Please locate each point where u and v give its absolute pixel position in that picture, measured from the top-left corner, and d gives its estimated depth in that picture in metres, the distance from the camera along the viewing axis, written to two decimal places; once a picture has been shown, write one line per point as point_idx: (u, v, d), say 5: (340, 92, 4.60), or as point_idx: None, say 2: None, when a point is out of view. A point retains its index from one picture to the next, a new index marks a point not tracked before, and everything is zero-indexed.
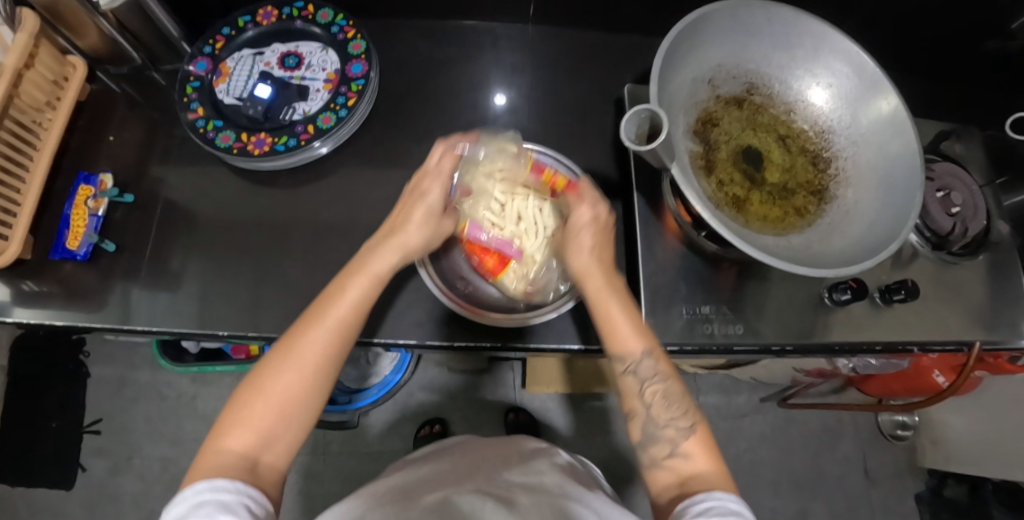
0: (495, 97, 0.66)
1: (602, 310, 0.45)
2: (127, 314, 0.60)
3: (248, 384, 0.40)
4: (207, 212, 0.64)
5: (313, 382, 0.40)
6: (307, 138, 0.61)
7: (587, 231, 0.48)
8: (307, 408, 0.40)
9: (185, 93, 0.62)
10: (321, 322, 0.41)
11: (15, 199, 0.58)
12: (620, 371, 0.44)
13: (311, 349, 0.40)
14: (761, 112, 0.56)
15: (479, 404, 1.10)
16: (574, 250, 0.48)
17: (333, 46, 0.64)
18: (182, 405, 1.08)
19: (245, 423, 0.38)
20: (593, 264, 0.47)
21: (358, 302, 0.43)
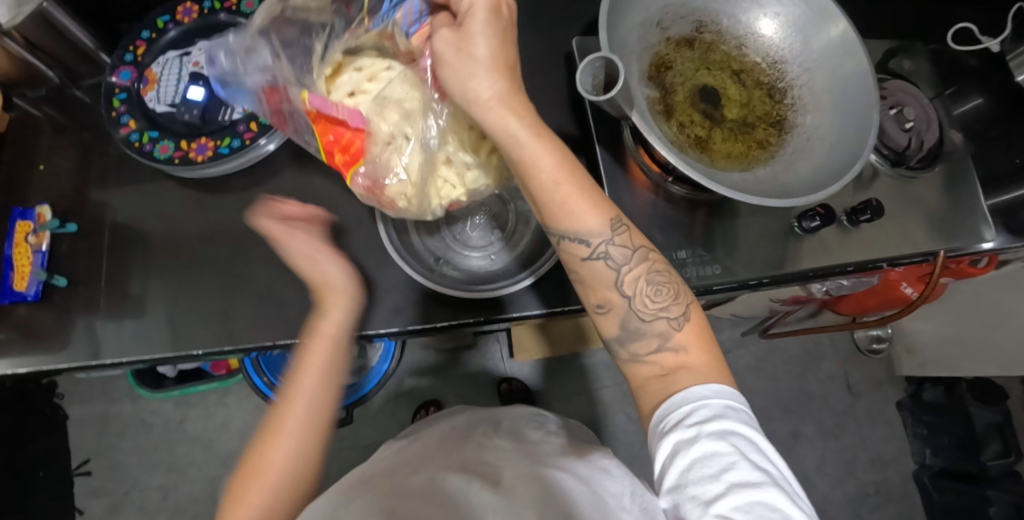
0: None
1: (540, 175, 0.38)
2: (95, 349, 0.57)
3: (245, 466, 0.42)
4: (160, 230, 0.61)
5: (297, 450, 0.42)
6: (251, 137, 0.58)
7: (486, 35, 0.36)
8: (297, 481, 0.42)
9: (113, 106, 0.58)
10: (296, 396, 0.44)
11: None
12: (587, 255, 0.40)
13: (294, 422, 0.43)
14: (712, 49, 0.56)
15: (471, 381, 1.10)
16: (470, 73, 0.37)
17: None
18: (171, 431, 1.05)
19: (243, 501, 0.40)
20: (499, 91, 0.37)
21: (321, 369, 0.45)
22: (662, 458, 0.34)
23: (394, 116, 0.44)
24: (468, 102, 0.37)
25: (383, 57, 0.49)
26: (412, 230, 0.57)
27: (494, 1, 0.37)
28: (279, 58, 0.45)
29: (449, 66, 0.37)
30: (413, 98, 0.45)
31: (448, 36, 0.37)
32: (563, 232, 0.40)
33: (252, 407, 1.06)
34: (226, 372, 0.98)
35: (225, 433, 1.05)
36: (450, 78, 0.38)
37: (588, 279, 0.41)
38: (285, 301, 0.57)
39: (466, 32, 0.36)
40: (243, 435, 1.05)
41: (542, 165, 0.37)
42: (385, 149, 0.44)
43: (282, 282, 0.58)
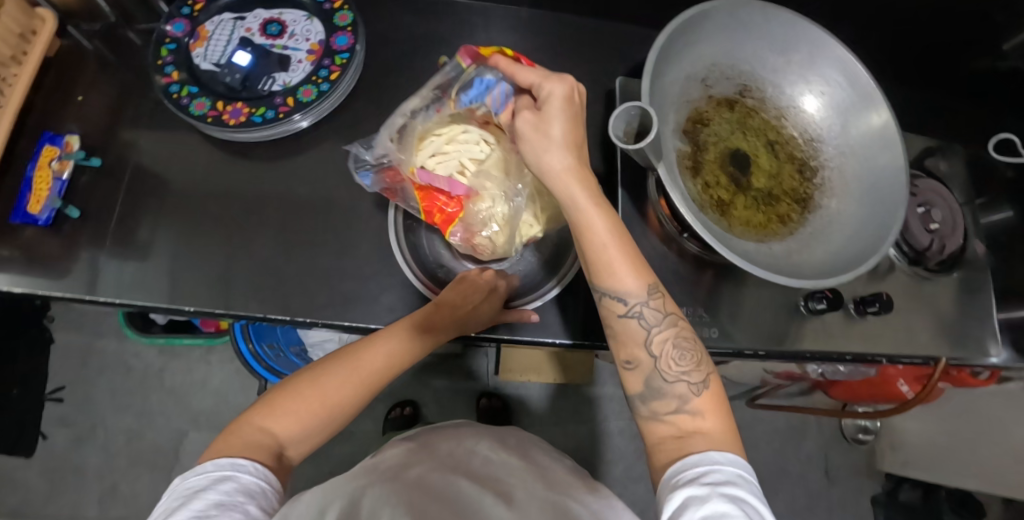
0: None
1: (591, 238, 0.40)
2: (92, 284, 0.57)
3: (304, 381, 0.45)
4: (181, 183, 0.61)
5: (352, 396, 0.46)
6: (286, 111, 0.58)
7: (562, 117, 0.40)
8: (334, 419, 0.45)
9: (161, 55, 0.59)
10: (377, 348, 0.48)
11: None
12: (622, 312, 0.40)
13: (363, 370, 0.46)
14: (752, 115, 0.56)
15: (450, 390, 1.09)
16: (545, 148, 0.40)
17: (319, 16, 0.61)
18: (149, 377, 1.06)
19: (288, 413, 0.43)
20: (569, 166, 0.40)
21: (401, 350, 0.49)
22: (672, 511, 0.32)
23: (485, 179, 0.50)
24: (541, 174, 0.41)
25: (458, 121, 0.53)
26: (422, 233, 0.58)
27: (569, 91, 0.40)
28: (392, 142, 0.52)
29: (527, 142, 0.40)
30: (498, 163, 0.51)
31: (530, 121, 0.40)
32: (602, 288, 0.40)
33: (233, 370, 1.07)
34: (215, 331, 0.98)
35: (201, 389, 1.05)
36: (526, 149, 0.41)
37: (620, 335, 0.41)
38: (286, 277, 0.57)
39: (546, 117, 0.40)
40: (218, 396, 1.05)
41: (596, 230, 0.39)
42: (480, 207, 0.49)
43: (287, 257, 0.58)
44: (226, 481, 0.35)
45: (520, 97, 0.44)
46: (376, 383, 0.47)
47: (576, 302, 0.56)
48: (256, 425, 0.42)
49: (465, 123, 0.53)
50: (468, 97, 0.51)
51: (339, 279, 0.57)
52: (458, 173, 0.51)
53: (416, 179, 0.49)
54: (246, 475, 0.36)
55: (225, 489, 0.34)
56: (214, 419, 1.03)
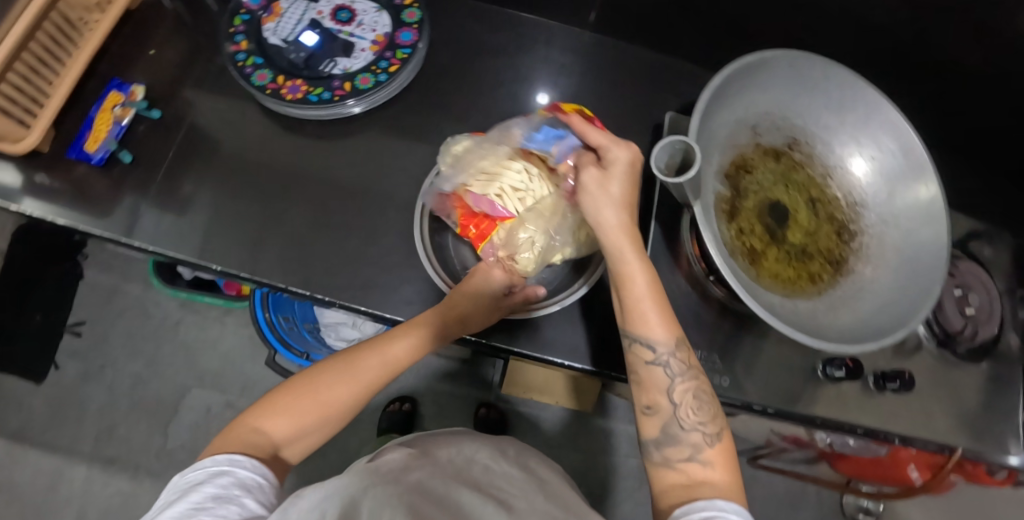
0: (539, 95, 0.65)
1: (633, 288, 0.41)
2: (130, 229, 0.59)
3: (303, 382, 0.43)
4: (232, 147, 0.64)
5: (349, 402, 0.43)
6: (342, 95, 0.60)
7: (623, 179, 0.43)
8: (330, 422, 0.43)
9: (234, 24, 0.62)
10: (379, 353, 0.45)
11: (46, 88, 0.58)
12: (648, 359, 0.41)
13: (362, 373, 0.44)
14: (798, 170, 0.55)
15: (451, 395, 1.04)
16: (602, 201, 0.43)
17: (388, 9, 0.62)
18: (165, 327, 1.08)
19: (284, 412, 0.41)
20: (620, 223, 0.43)
21: (401, 358, 0.46)
22: None
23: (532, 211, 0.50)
24: (594, 226, 0.43)
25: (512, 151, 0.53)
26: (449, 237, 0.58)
27: (633, 158, 0.44)
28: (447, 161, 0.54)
29: (587, 194, 0.43)
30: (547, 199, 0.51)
31: (595, 179, 0.43)
32: (633, 334, 0.41)
33: (245, 335, 1.09)
34: (235, 295, 1.01)
35: (211, 348, 1.07)
36: (584, 202, 0.44)
37: (643, 380, 0.41)
38: (314, 254, 0.59)
39: (609, 177, 0.43)
40: (225, 358, 1.07)
41: (637, 282, 0.41)
42: (521, 235, 0.49)
43: (319, 235, 0.60)
44: (222, 476, 0.35)
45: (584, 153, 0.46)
46: (373, 388, 0.45)
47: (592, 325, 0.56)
48: (250, 424, 0.40)
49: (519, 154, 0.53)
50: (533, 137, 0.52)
51: (363, 264, 0.59)
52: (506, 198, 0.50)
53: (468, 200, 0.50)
54: (243, 470, 0.36)
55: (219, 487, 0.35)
56: (218, 380, 1.05)
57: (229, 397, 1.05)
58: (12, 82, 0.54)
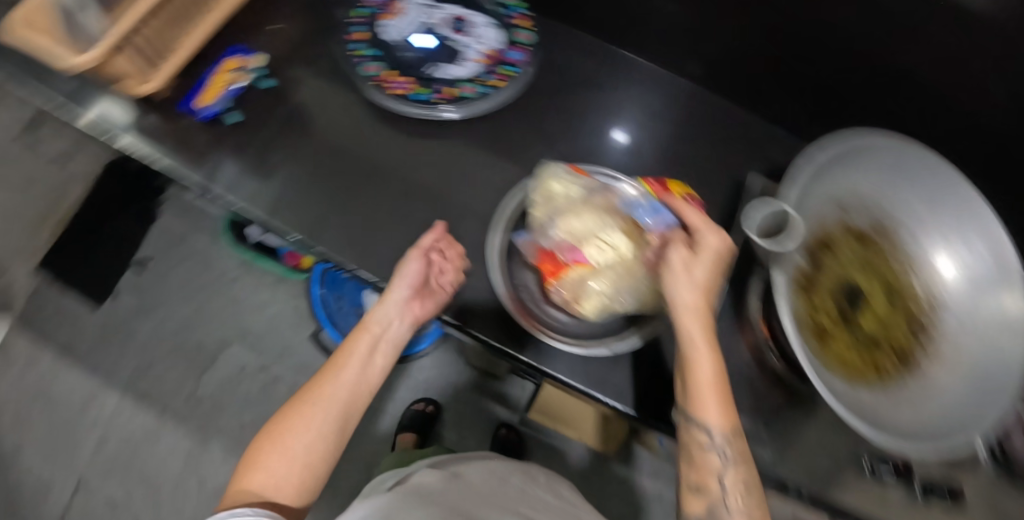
0: (620, 134, 0.66)
1: (696, 370, 0.42)
2: (225, 187, 0.63)
3: (271, 426, 0.44)
4: (334, 129, 0.67)
5: (323, 436, 0.44)
6: (441, 99, 0.63)
7: (706, 264, 0.45)
8: (319, 460, 0.44)
9: (354, 14, 0.66)
10: (335, 377, 0.47)
11: (173, 43, 0.64)
12: (703, 443, 0.41)
13: (323, 400, 0.45)
14: (880, 255, 0.53)
15: (475, 406, 1.03)
16: (683, 281, 0.45)
17: (500, 27, 0.66)
18: (219, 281, 1.13)
19: (263, 465, 0.42)
20: (699, 304, 0.44)
21: (354, 377, 0.48)
22: None
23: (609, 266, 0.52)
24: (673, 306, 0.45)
25: (607, 210, 0.56)
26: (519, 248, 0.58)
27: (721, 247, 0.46)
28: (538, 199, 0.57)
29: (671, 270, 0.46)
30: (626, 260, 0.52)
31: (682, 258, 0.46)
32: (691, 415, 0.42)
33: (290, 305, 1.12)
34: (295, 266, 1.05)
35: (256, 311, 1.11)
36: (667, 278, 0.46)
37: (694, 458, 0.42)
38: (386, 245, 0.61)
39: (695, 260, 0.46)
40: (267, 322, 1.11)
41: (702, 366, 0.42)
42: (592, 284, 0.51)
43: (394, 228, 0.62)
44: None
45: (676, 231, 0.49)
46: (350, 407, 0.46)
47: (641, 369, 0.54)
48: (241, 489, 0.41)
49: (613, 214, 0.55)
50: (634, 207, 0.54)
51: None
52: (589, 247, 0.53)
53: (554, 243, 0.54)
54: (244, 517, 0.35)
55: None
56: (257, 341, 1.09)
57: (263, 360, 1.08)
58: (147, 30, 0.59)
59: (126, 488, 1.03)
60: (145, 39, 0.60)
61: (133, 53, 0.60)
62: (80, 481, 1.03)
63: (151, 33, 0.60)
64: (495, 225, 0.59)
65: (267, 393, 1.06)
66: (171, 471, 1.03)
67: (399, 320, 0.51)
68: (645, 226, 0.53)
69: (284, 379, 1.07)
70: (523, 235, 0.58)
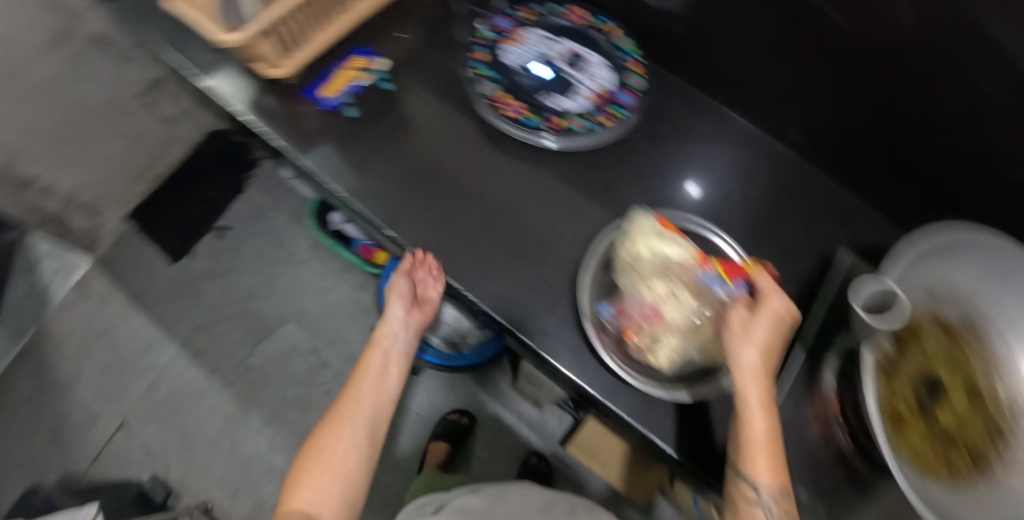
0: (688, 188, 0.68)
1: (749, 425, 0.43)
2: (332, 175, 0.67)
3: (309, 447, 0.52)
4: (435, 140, 0.70)
5: (355, 447, 0.52)
6: (551, 127, 0.67)
7: (765, 329, 0.47)
8: (354, 473, 0.51)
9: (479, 36, 0.72)
10: (358, 394, 0.57)
11: (311, 36, 0.69)
12: (750, 497, 0.41)
13: (352, 416, 0.55)
14: (964, 350, 0.47)
15: (508, 429, 1.04)
16: (742, 342, 0.47)
17: (613, 68, 0.70)
18: (289, 260, 1.19)
19: (307, 483, 0.48)
20: (757, 365, 0.45)
21: (373, 394, 0.58)
22: None
23: (676, 329, 0.53)
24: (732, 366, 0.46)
25: (680, 262, 0.53)
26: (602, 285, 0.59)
27: (780, 314, 0.48)
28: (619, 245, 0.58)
29: (730, 328, 0.48)
30: (694, 324, 0.52)
31: (740, 318, 0.48)
32: (741, 471, 0.43)
33: (348, 294, 1.17)
34: (368, 259, 1.07)
35: (317, 294, 1.17)
36: (726, 335, 0.48)
37: (738, 511, 0.41)
38: (473, 255, 0.63)
39: (753, 321, 0.48)
40: (325, 307, 1.16)
41: (755, 422, 0.43)
42: (659, 345, 0.53)
43: (484, 241, 0.64)
44: None
45: (738, 307, 0.49)
46: (374, 416, 0.56)
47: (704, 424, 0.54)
48: (291, 506, 0.47)
49: (687, 269, 0.53)
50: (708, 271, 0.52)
51: (514, 280, 0.61)
52: (660, 306, 0.53)
53: (629, 296, 0.56)
54: None
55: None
56: (312, 323, 1.15)
57: (315, 343, 1.13)
58: (295, 21, 0.65)
59: (163, 438, 1.09)
60: (291, 26, 0.65)
61: (277, 40, 0.65)
62: (122, 423, 1.11)
63: (296, 24, 0.65)
64: (587, 265, 0.60)
65: (312, 375, 1.11)
66: (208, 430, 1.09)
67: (401, 332, 0.64)
68: (718, 292, 0.51)
69: (331, 363, 1.12)
70: (603, 276, 0.60)
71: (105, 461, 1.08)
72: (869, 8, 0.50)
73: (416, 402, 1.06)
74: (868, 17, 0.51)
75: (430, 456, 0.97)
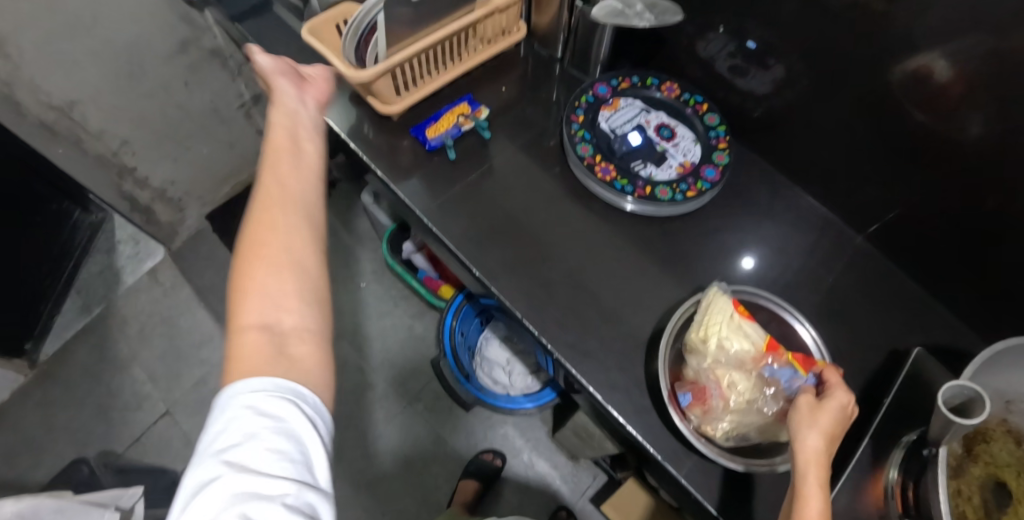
0: (744, 259, 0.71)
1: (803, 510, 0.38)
2: (422, 207, 0.72)
3: (244, 252, 0.43)
4: (526, 189, 0.75)
5: (295, 238, 0.45)
6: (639, 194, 0.70)
7: (832, 420, 0.43)
8: (308, 278, 0.44)
9: (580, 100, 0.76)
10: (271, 177, 0.48)
11: (422, 79, 0.76)
12: None
13: (275, 202, 0.46)
14: None
15: (540, 477, 1.07)
16: (807, 426, 0.43)
17: (702, 144, 0.74)
18: (349, 278, 1.26)
19: (253, 293, 0.41)
20: (819, 450, 0.41)
21: (289, 182, 0.48)
22: None
23: (744, 410, 0.53)
24: (793, 450, 0.42)
25: (749, 345, 0.55)
26: (668, 357, 0.61)
27: (845, 408, 0.44)
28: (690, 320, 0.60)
29: (796, 412, 0.44)
30: (760, 408, 0.53)
31: (807, 403, 0.45)
32: None
33: (401, 317, 1.22)
34: (433, 291, 1.13)
35: (370, 313, 1.23)
36: (792, 420, 0.44)
37: None
38: (547, 301, 0.66)
39: (820, 407, 0.44)
40: (378, 329, 1.21)
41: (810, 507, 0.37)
42: (723, 422, 0.54)
43: (559, 289, 0.67)
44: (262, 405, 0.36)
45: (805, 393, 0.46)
46: (305, 201, 0.47)
47: (768, 500, 0.54)
48: (258, 322, 0.40)
49: (756, 354, 0.54)
50: (778, 363, 0.53)
51: (585, 331, 0.64)
52: (728, 386, 0.54)
53: (698, 372, 0.56)
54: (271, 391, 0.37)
55: (237, 415, 0.35)
56: (362, 341, 1.20)
57: (363, 361, 1.18)
58: (411, 65, 0.72)
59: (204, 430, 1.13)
60: (408, 68, 0.72)
61: (393, 79, 0.72)
62: (167, 410, 1.15)
63: (412, 67, 0.72)
64: (668, 333, 0.61)
65: (355, 393, 1.14)
66: None
67: (304, 116, 0.56)
68: (788, 383, 0.52)
69: (374, 381, 1.16)
70: (669, 346, 0.61)
71: (144, 445, 1.12)
72: (949, 107, 0.52)
73: (452, 436, 1.11)
74: (942, 113, 0.53)
75: (460, 494, 0.99)
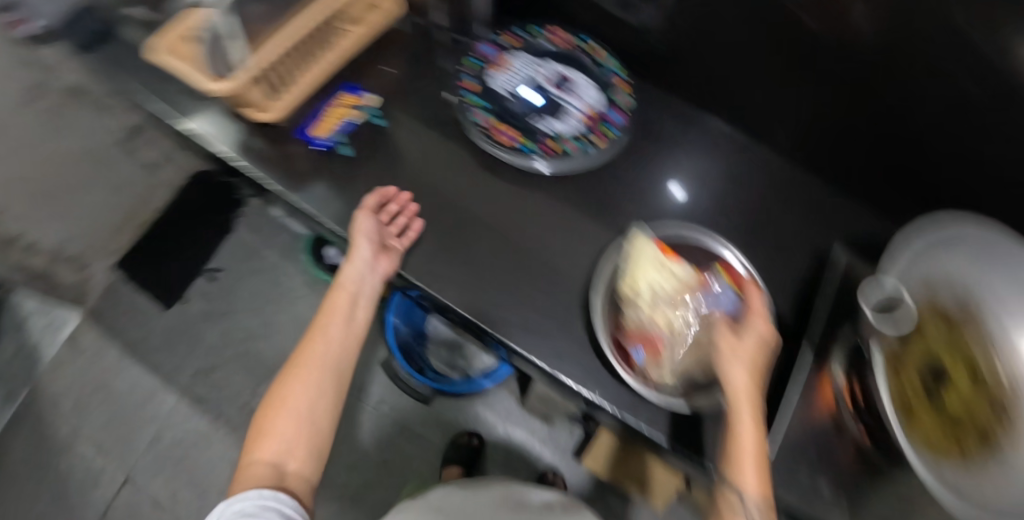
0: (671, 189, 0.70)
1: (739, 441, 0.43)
2: (324, 211, 0.67)
3: (275, 397, 0.49)
4: (432, 167, 0.71)
5: (320, 397, 0.50)
6: (546, 151, 0.69)
7: (752, 346, 0.48)
8: (319, 430, 0.49)
9: (467, 65, 0.74)
10: (324, 338, 0.53)
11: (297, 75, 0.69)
12: (731, 501, 0.42)
13: (314, 362, 0.51)
14: (960, 331, 0.45)
15: (521, 447, 1.07)
16: (731, 360, 0.47)
17: (600, 88, 0.72)
18: (286, 297, 1.21)
19: (271, 435, 0.47)
20: (747, 383, 0.45)
21: (335, 341, 0.53)
22: None
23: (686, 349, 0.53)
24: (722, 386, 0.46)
25: (678, 283, 0.55)
26: (607, 310, 0.59)
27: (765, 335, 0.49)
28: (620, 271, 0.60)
29: (721, 345, 0.48)
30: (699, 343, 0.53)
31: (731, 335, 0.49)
32: (730, 482, 0.42)
33: None
34: None
35: None
36: (715, 354, 0.49)
37: None
38: (475, 280, 0.63)
39: (742, 338, 0.49)
40: None
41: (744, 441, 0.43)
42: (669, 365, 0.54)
43: (485, 265, 0.64)
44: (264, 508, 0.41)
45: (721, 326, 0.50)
46: (338, 362, 0.53)
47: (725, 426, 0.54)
48: (265, 461, 0.46)
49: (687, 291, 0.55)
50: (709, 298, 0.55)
51: (519, 303, 0.62)
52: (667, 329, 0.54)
53: (635, 320, 0.56)
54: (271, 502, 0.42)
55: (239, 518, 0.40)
56: None
57: None
58: (280, 67, 0.66)
59: (171, 487, 1.07)
60: (279, 67, 0.66)
61: (263, 83, 0.66)
62: (128, 477, 1.08)
63: (284, 66, 0.66)
64: (598, 290, 0.60)
65: None
66: (217, 476, 1.08)
67: (370, 277, 0.59)
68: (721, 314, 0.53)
69: None
70: (607, 301, 0.60)
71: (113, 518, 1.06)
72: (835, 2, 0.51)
73: (427, 430, 1.08)
74: (830, 9, 0.52)
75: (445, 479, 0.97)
